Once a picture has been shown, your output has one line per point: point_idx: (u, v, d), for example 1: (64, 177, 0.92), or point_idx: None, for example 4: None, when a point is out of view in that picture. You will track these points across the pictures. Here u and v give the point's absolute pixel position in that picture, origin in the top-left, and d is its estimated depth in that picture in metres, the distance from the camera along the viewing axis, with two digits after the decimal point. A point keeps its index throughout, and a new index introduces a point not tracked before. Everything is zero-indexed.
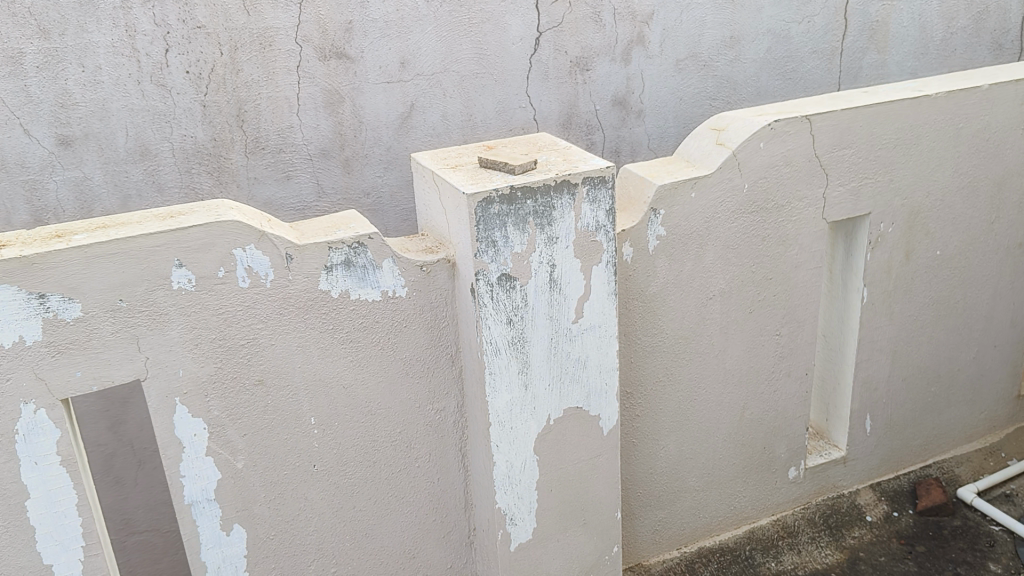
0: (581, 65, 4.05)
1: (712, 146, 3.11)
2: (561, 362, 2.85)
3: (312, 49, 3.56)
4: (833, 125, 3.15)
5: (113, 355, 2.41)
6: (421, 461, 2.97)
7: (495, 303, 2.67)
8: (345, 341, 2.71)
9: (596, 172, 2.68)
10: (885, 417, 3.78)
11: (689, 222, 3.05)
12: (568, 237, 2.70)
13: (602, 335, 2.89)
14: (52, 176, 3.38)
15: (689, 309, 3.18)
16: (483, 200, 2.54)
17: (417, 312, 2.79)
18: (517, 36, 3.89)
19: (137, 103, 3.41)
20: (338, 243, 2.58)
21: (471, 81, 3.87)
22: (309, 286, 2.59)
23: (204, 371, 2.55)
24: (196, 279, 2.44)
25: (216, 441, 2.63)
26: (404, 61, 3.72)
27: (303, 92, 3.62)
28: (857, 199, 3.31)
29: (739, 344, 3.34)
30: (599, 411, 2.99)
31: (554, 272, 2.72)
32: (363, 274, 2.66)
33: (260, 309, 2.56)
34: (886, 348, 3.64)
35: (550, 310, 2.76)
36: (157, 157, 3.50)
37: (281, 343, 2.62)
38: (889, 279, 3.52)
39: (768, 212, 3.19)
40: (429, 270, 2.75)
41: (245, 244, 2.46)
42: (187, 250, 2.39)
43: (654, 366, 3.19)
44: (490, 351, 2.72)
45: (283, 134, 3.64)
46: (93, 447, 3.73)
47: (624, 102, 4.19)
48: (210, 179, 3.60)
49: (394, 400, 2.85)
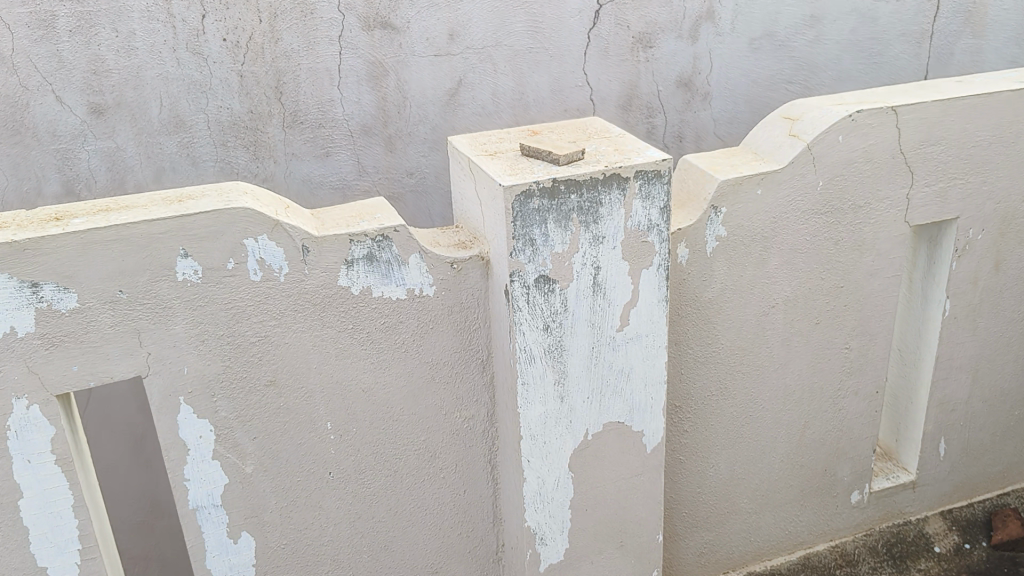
0: (643, 42, 3.75)
1: (784, 138, 2.78)
2: (602, 373, 2.59)
3: (355, 18, 3.33)
4: (922, 118, 2.78)
5: (112, 349, 2.22)
6: (447, 473, 2.71)
7: (531, 308, 2.43)
8: (365, 341, 2.46)
9: (650, 165, 2.40)
10: (961, 441, 3.44)
11: (754, 223, 2.74)
12: (615, 236, 2.44)
13: (649, 345, 2.62)
14: (83, 146, 3.22)
15: (747, 316, 2.87)
16: (521, 193, 2.30)
17: (445, 311, 2.51)
18: (576, 9, 3.60)
19: (172, 72, 3.21)
20: (360, 235, 2.33)
21: (523, 57, 3.59)
22: (327, 281, 2.35)
23: (211, 370, 2.34)
24: (202, 271, 2.23)
25: (224, 444, 2.43)
26: (453, 33, 3.46)
27: (344, 65, 3.38)
28: (943, 203, 2.95)
29: (802, 357, 3.02)
30: (643, 427, 2.72)
31: (598, 275, 2.47)
32: (387, 270, 2.40)
33: (272, 304, 2.33)
34: (966, 366, 3.29)
35: (592, 316, 2.51)
36: (192, 130, 3.31)
37: (295, 342, 2.39)
38: (974, 292, 3.16)
39: (844, 214, 2.85)
40: (459, 267, 2.48)
41: (256, 234, 2.23)
42: (192, 238, 2.18)
43: (706, 378, 2.91)
44: (523, 359, 2.48)
45: (323, 108, 3.42)
46: (123, 425, 3.65)
47: (688, 84, 3.89)
48: (245, 153, 3.39)
49: (417, 406, 2.59)
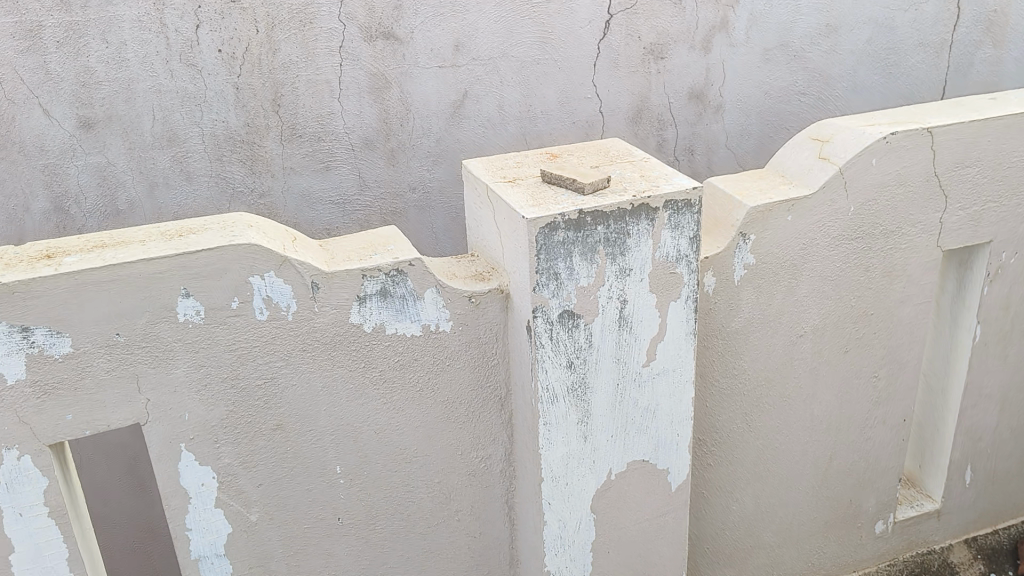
0: (655, 53, 3.55)
1: (814, 160, 2.65)
2: (627, 410, 2.46)
3: (356, 28, 3.14)
4: (957, 139, 2.66)
5: (109, 396, 2.08)
6: (462, 515, 2.57)
7: (555, 344, 2.29)
8: (378, 381, 2.31)
9: (680, 195, 2.27)
10: (988, 469, 3.32)
11: (784, 250, 2.61)
12: (643, 269, 2.30)
13: (676, 380, 2.49)
14: (73, 161, 3.05)
15: (774, 346, 2.75)
16: (546, 226, 2.15)
17: (462, 348, 2.37)
18: (586, 19, 3.40)
19: (165, 85, 3.04)
20: (373, 270, 2.18)
21: (531, 68, 3.39)
22: (338, 319, 2.20)
23: (213, 415, 2.20)
24: (205, 311, 2.08)
25: (227, 492, 2.28)
26: (458, 43, 3.27)
27: (345, 76, 3.19)
28: (976, 227, 2.83)
29: (829, 386, 2.90)
30: (668, 464, 2.59)
31: (625, 309, 2.33)
32: (401, 305, 2.25)
33: (279, 345, 2.18)
34: (994, 393, 3.18)
35: (618, 352, 2.37)
36: (186, 144, 3.13)
37: (304, 384, 2.24)
38: (1005, 317, 3.04)
39: (874, 239, 2.72)
40: (478, 301, 2.33)
41: (263, 271, 2.09)
42: (194, 278, 2.04)
43: (732, 410, 2.78)
44: (546, 399, 2.34)
45: (322, 121, 3.23)
46: (117, 446, 3.43)
47: (700, 96, 3.68)
48: (241, 168, 3.21)
49: (432, 446, 2.45)
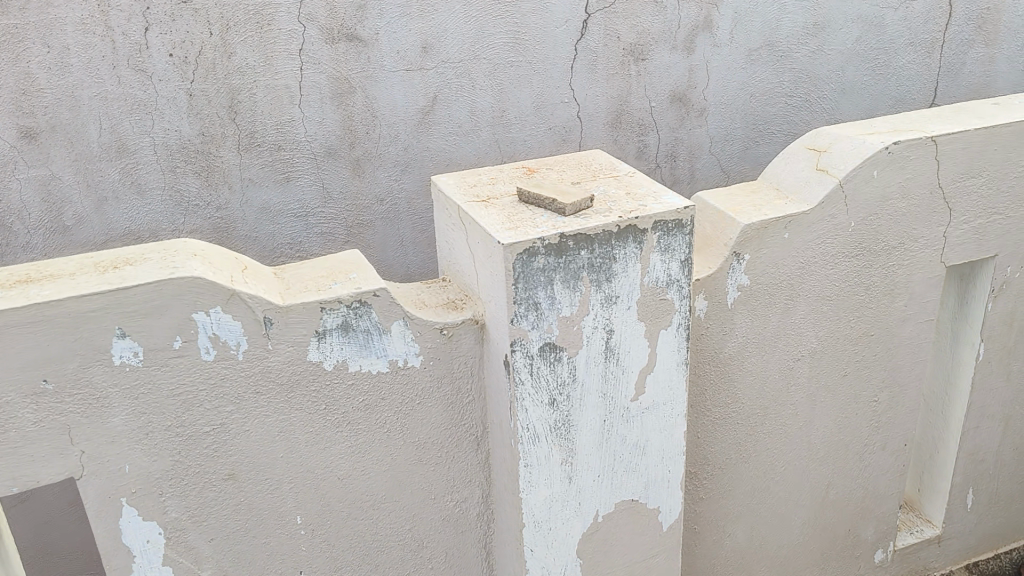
0: (635, 54, 3.28)
1: (810, 172, 2.46)
2: (615, 448, 2.26)
3: (316, 30, 2.86)
4: (962, 149, 2.49)
5: (38, 450, 1.85)
6: (436, 563, 2.36)
7: (535, 380, 2.09)
8: (341, 423, 2.10)
9: (670, 214, 2.07)
10: (990, 492, 3.16)
11: (780, 269, 2.42)
12: (631, 296, 2.10)
13: (666, 414, 2.29)
14: (13, 175, 2.72)
15: (770, 371, 2.56)
16: (524, 252, 1.94)
17: (433, 384, 2.16)
18: (562, 19, 3.14)
19: (113, 91, 2.73)
20: (333, 302, 1.96)
21: (504, 71, 3.13)
22: (294, 357, 1.98)
23: (156, 467, 1.97)
24: (144, 352, 1.85)
25: (174, 548, 2.06)
26: (427, 45, 3.00)
27: (306, 81, 2.92)
28: (981, 240, 2.66)
29: (827, 410, 2.72)
30: (658, 503, 2.40)
31: (611, 340, 2.13)
32: (366, 340, 2.03)
33: (229, 388, 1.96)
34: (998, 413, 3.01)
35: (604, 386, 2.17)
36: (137, 156, 2.82)
37: (258, 429, 2.03)
38: (1010, 333, 2.88)
39: (876, 255, 2.54)
40: (450, 333, 2.12)
41: (208, 306, 1.86)
42: (131, 316, 1.81)
43: (725, 440, 2.60)
44: (526, 439, 2.14)
45: (283, 129, 2.94)
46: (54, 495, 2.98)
47: (683, 98, 3.42)
48: (197, 180, 2.91)
49: (402, 491, 2.24)
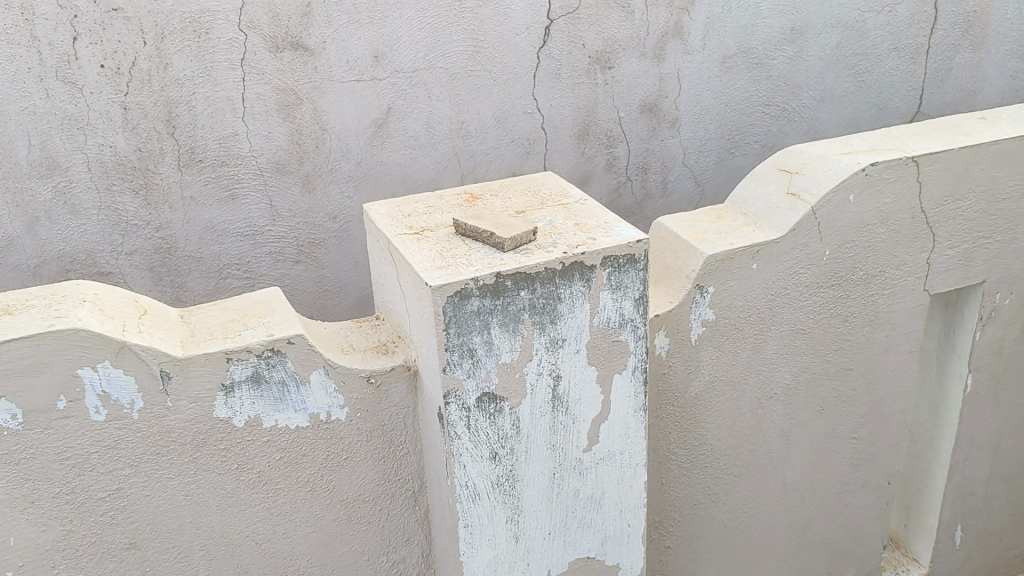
0: (601, 62, 2.79)
1: (781, 197, 2.25)
2: (566, 503, 2.05)
3: (259, 38, 2.34)
4: (945, 168, 2.28)
5: None
6: None
7: (473, 434, 1.88)
8: (257, 483, 1.88)
9: (622, 249, 1.85)
10: (978, 528, 2.96)
11: (749, 302, 2.22)
12: (579, 339, 1.89)
13: (624, 465, 2.08)
14: None
15: (740, 411, 2.36)
16: (456, 293, 1.74)
17: (362, 437, 1.95)
18: (522, 25, 2.64)
19: (41, 105, 2.22)
20: (241, 352, 1.75)
21: (461, 81, 2.62)
22: (198, 414, 1.77)
23: (47, 538, 1.76)
24: (23, 414, 1.64)
25: None
26: (378, 53, 2.48)
27: (248, 93, 2.39)
28: (967, 266, 2.46)
29: (803, 449, 2.52)
30: (617, 560, 2.18)
31: (559, 387, 1.91)
32: (281, 393, 1.82)
33: (125, 449, 1.75)
34: (986, 446, 2.81)
35: (552, 437, 1.96)
36: (70, 173, 2.31)
37: (162, 494, 1.81)
38: (998, 363, 2.68)
39: (854, 284, 2.34)
40: (379, 382, 1.91)
41: (95, 362, 1.65)
42: (7, 374, 1.60)
43: (691, 485, 2.39)
44: (465, 497, 1.93)
45: (225, 143, 2.41)
46: None
47: (653, 108, 2.94)
48: (134, 199, 2.38)
49: (330, 553, 2.02)
